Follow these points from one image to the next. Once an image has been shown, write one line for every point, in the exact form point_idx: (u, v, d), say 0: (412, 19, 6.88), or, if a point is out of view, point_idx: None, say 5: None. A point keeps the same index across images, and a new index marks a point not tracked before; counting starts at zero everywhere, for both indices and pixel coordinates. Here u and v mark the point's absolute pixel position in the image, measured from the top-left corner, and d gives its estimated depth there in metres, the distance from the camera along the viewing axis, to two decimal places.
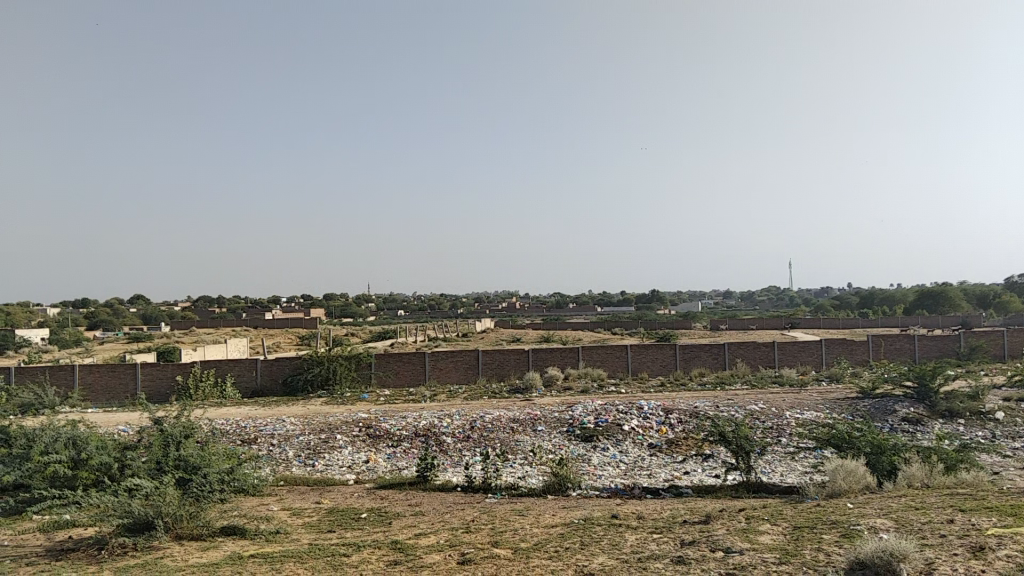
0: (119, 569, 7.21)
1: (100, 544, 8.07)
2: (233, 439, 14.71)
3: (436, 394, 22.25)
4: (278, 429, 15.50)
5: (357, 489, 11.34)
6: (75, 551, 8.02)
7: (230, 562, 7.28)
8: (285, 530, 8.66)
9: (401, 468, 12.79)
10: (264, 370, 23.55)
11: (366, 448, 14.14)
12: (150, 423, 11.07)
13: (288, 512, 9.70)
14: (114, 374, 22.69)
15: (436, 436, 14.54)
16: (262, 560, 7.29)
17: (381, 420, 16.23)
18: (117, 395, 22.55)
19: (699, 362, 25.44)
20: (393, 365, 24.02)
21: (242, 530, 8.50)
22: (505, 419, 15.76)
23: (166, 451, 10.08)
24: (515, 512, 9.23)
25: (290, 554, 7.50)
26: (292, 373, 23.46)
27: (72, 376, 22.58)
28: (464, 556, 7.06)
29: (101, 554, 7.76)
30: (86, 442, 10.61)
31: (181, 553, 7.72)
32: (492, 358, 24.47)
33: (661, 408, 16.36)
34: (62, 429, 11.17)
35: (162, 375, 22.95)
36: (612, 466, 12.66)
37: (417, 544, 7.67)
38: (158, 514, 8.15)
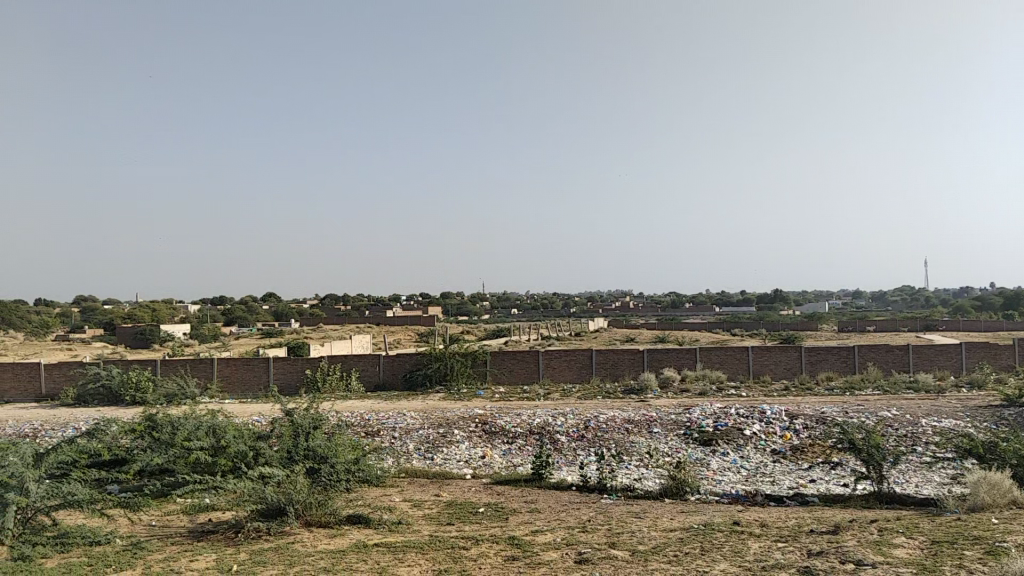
0: (255, 552, 7.61)
1: (236, 527, 8.56)
2: (357, 431, 15.26)
3: (551, 393, 22.31)
4: (398, 423, 15.97)
5: (474, 483, 11.53)
6: (215, 533, 8.54)
7: (356, 549, 7.56)
8: (407, 521, 8.89)
9: (516, 465, 12.89)
10: (385, 366, 24.34)
11: (482, 443, 14.34)
12: (282, 414, 11.67)
13: (410, 503, 9.98)
14: (249, 367, 23.94)
15: (551, 434, 14.59)
16: (385, 550, 7.52)
17: (497, 416, 16.42)
18: (251, 386, 23.84)
19: (825, 365, 24.35)
20: (507, 362, 24.25)
21: (367, 520, 8.80)
22: (620, 420, 15.61)
23: (296, 441, 10.63)
24: (633, 514, 9.12)
25: (411, 545, 7.70)
26: (411, 369, 24.12)
27: (211, 368, 23.98)
28: (581, 556, 7.04)
29: (238, 537, 8.20)
30: (224, 432, 11.32)
31: (311, 539, 8.07)
32: (607, 357, 24.23)
33: (785, 412, 15.78)
34: (203, 418, 11.92)
35: (292, 369, 24.04)
36: (732, 471, 12.31)
37: (535, 541, 7.71)
38: (289, 501, 8.56)
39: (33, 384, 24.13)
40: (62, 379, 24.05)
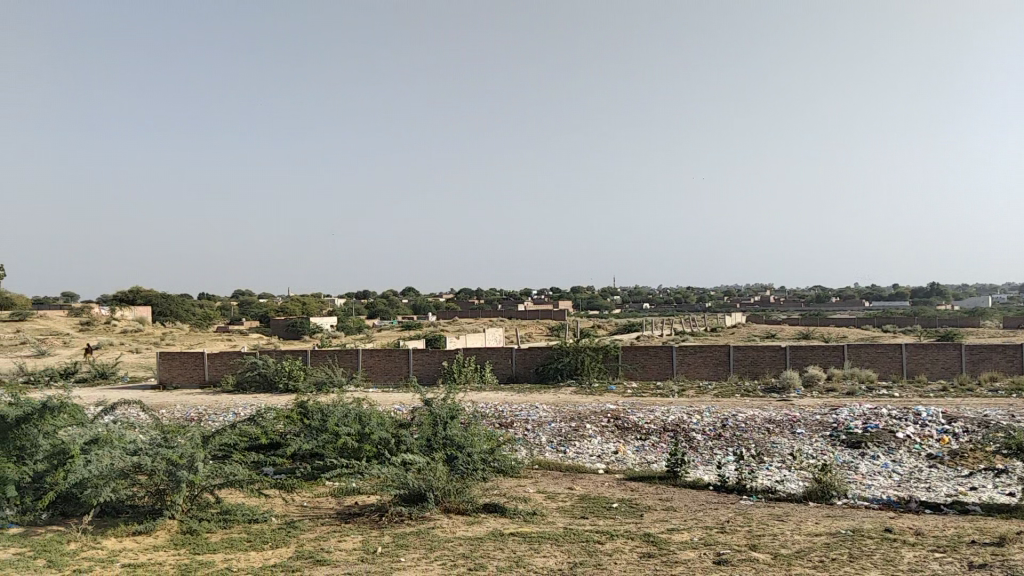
0: (398, 535, 7.94)
1: (381, 511, 8.95)
2: (491, 422, 15.54)
3: (686, 389, 21.88)
4: (532, 415, 16.14)
5: (608, 478, 11.50)
6: (361, 515, 8.96)
7: (494, 537, 7.72)
8: (542, 512, 8.99)
9: (650, 462, 12.73)
10: (518, 359, 24.67)
11: (616, 438, 14.26)
12: (422, 403, 12.07)
13: (544, 495, 10.08)
14: (390, 358, 24.88)
15: (686, 431, 14.32)
16: (521, 539, 7.64)
17: (630, 412, 16.29)
18: (392, 376, 24.76)
19: (988, 365, 22.56)
20: (641, 357, 23.98)
21: (503, 509, 8.95)
22: (760, 419, 15.10)
23: (434, 430, 11.02)
24: (774, 516, 8.81)
25: (546, 536, 7.79)
26: (544, 362, 24.32)
27: (356, 358, 25.11)
28: (720, 556, 6.88)
29: (383, 520, 8.58)
30: (369, 419, 11.85)
31: (450, 525, 8.31)
32: (746, 354, 23.37)
33: (942, 415, 14.75)
34: (350, 405, 12.53)
35: (430, 360, 24.78)
36: (882, 475, 11.64)
37: (671, 539, 7.60)
38: (429, 488, 8.86)
39: (198, 371, 26.10)
40: (223, 367, 25.89)
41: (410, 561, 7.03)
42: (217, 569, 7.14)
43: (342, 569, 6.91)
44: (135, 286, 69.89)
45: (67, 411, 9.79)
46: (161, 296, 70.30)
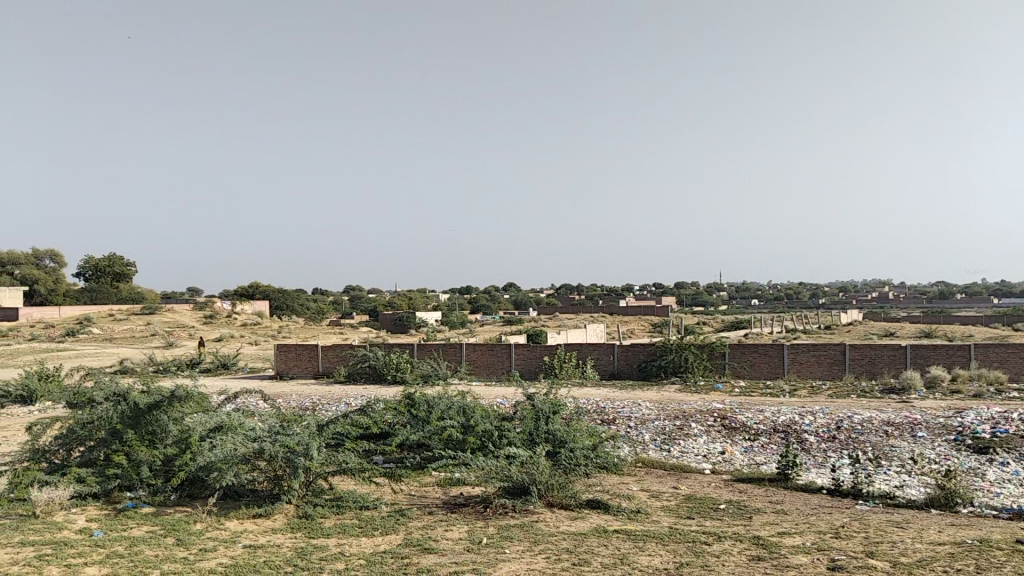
0: (502, 527, 8.04)
1: (485, 502, 9.08)
2: (593, 419, 15.47)
3: (797, 389, 21.13)
4: (635, 413, 15.96)
5: (715, 479, 11.25)
6: (466, 506, 9.12)
7: (598, 534, 7.70)
8: (646, 510, 8.89)
9: (759, 463, 12.36)
10: (621, 356, 24.47)
11: (722, 438, 13.93)
12: (525, 398, 12.15)
13: (648, 493, 9.96)
14: (493, 353, 25.12)
15: (797, 433, 13.84)
16: (626, 537, 7.58)
17: (737, 411, 15.88)
18: (495, 371, 25.03)
19: None
20: (748, 355, 23.34)
21: (606, 505, 8.90)
22: (878, 421, 14.43)
23: (537, 424, 11.09)
24: (893, 523, 8.40)
25: (651, 534, 7.70)
26: (647, 359, 24.04)
27: (460, 352, 25.51)
28: (834, 562, 6.62)
29: (487, 511, 8.71)
30: (473, 412, 12.01)
31: (553, 519, 8.34)
32: (863, 353, 22.36)
33: None
34: (454, 398, 12.76)
35: (532, 355, 24.87)
36: (1013, 484, 10.89)
37: (782, 543, 7.37)
38: (533, 481, 8.92)
39: (311, 363, 27.14)
40: (335, 359, 26.84)
41: (515, 553, 7.09)
42: (330, 553, 7.42)
43: (448, 558, 7.04)
44: (253, 281, 73.54)
45: (193, 399, 10.38)
46: (277, 291, 73.57)
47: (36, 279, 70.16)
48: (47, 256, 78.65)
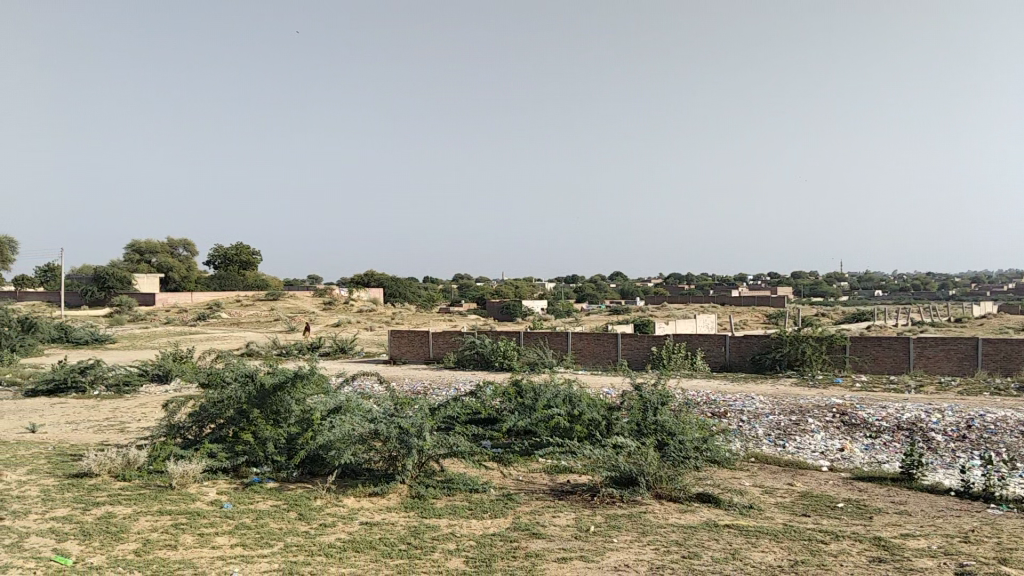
0: (611, 516, 8.03)
1: (592, 491, 9.10)
2: (704, 412, 15.15)
3: (923, 385, 20.04)
4: (748, 406, 15.56)
5: (832, 477, 10.84)
6: (574, 493, 9.16)
7: (708, 527, 7.58)
8: (759, 506, 8.66)
9: (880, 462, 11.82)
10: (733, 347, 23.88)
11: (841, 435, 13.40)
12: (632, 388, 12.06)
13: (761, 489, 9.70)
14: (600, 342, 24.96)
15: (923, 431, 13.13)
16: (737, 532, 7.43)
17: (858, 408, 15.19)
18: (602, 360, 24.89)
19: None
20: (871, 349, 22.29)
21: (716, 499, 8.72)
22: (1014, 421, 13.48)
23: (645, 415, 11.04)
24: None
25: (764, 531, 7.51)
26: (761, 351, 23.35)
27: (566, 341, 25.53)
28: (963, 568, 6.28)
29: (594, 500, 8.73)
30: (580, 401, 12.01)
31: (662, 511, 8.27)
32: (997, 348, 20.74)
33: None
34: (561, 386, 12.78)
35: (639, 345, 24.47)
36: None
37: (905, 545, 7.04)
38: (641, 472, 8.87)
39: (423, 348, 27.84)
40: (444, 346, 27.38)
41: (623, 543, 7.07)
42: (442, 533, 7.62)
43: (557, 544, 7.10)
44: (369, 270, 76.15)
45: (313, 381, 10.86)
46: (389, 279, 75.73)
47: (170, 266, 75.01)
48: (180, 245, 83.88)
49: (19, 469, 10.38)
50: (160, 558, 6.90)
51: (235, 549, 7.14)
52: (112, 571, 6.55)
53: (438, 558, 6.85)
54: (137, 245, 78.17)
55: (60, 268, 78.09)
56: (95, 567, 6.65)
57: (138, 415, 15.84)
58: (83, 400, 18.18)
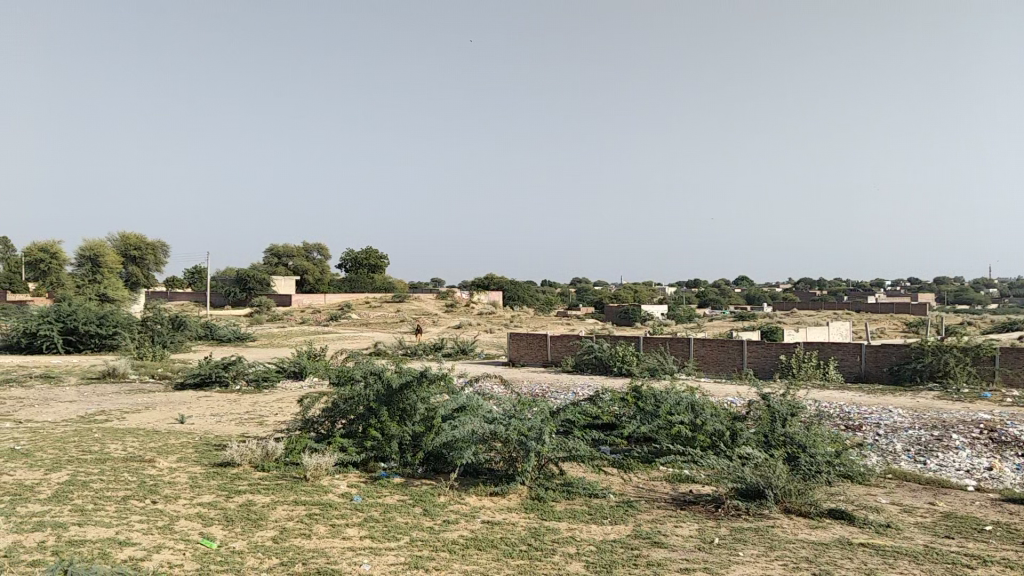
0: (736, 529, 7.82)
1: (717, 502, 8.90)
2: (837, 425, 14.47)
3: None
4: (885, 420, 14.75)
5: (979, 497, 10.11)
6: (697, 504, 8.97)
7: (841, 545, 7.24)
8: (897, 525, 8.19)
9: None
10: (870, 356, 22.67)
11: (989, 453, 12.48)
12: (759, 398, 11.70)
13: (899, 508, 9.18)
14: (725, 349, 24.28)
15: None
16: (872, 551, 7.06)
17: (1010, 424, 14.08)
18: (726, 368, 24.21)
19: None
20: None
21: (850, 516, 8.32)
22: None
23: (773, 426, 10.70)
24: None
25: (902, 551, 7.11)
26: (899, 362, 22.08)
27: (688, 347, 25.02)
28: None
29: (719, 512, 8.54)
30: (703, 409, 11.72)
31: (791, 526, 7.97)
32: None
33: None
34: (684, 394, 12.53)
35: (767, 353, 23.64)
36: None
37: None
38: (769, 484, 8.60)
39: (541, 351, 28.01)
40: (562, 349, 27.41)
41: (749, 557, 6.87)
42: (562, 536, 7.65)
43: (679, 554, 6.98)
44: (489, 274, 77.44)
45: (438, 381, 11.14)
46: (509, 283, 76.62)
47: (304, 269, 78.91)
48: (314, 249, 88.16)
49: (170, 457, 11.22)
50: (295, 545, 7.27)
51: (364, 541, 7.43)
52: (253, 556, 6.97)
53: (559, 561, 6.88)
54: (274, 249, 82.49)
55: (206, 270, 83.83)
56: (237, 551, 7.09)
57: (275, 410, 16.75)
58: (226, 394, 19.43)
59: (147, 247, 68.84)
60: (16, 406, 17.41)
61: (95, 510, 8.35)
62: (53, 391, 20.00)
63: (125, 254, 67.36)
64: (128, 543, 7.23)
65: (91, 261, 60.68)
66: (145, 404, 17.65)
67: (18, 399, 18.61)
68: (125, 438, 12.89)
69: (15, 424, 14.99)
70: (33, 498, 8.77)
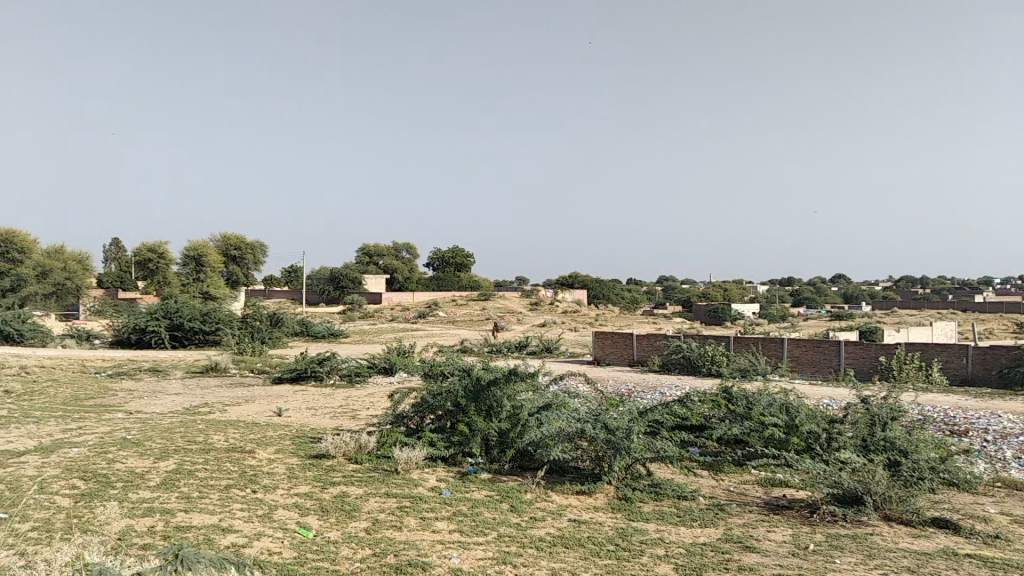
0: (832, 535, 7.58)
1: (812, 507, 8.66)
2: (941, 430, 13.79)
3: None
4: (994, 426, 13.96)
5: None
6: (790, 509, 8.74)
7: (944, 555, 6.93)
8: (1008, 537, 7.76)
9: None
10: (977, 358, 21.55)
11: None
12: (857, 401, 11.30)
13: (1010, 518, 8.69)
14: (819, 350, 23.51)
15: None
16: (980, 563, 6.73)
17: None
18: (821, 370, 23.44)
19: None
20: None
21: (956, 526, 7.94)
22: None
23: (872, 430, 10.33)
24: None
25: (1014, 564, 6.74)
26: (1010, 365, 20.85)
27: (781, 347, 24.36)
28: None
29: (814, 517, 8.31)
30: (798, 411, 11.40)
31: (891, 534, 7.68)
32: None
33: None
34: (777, 395, 12.22)
35: (865, 354, 22.78)
36: None
37: None
38: (867, 491, 8.31)
39: (628, 351, 27.78)
40: (649, 349, 27.10)
41: (847, 565, 6.66)
42: (651, 537, 7.59)
43: (772, 560, 6.83)
44: (575, 272, 77.26)
45: (525, 378, 11.23)
46: (594, 282, 76.24)
47: (393, 268, 80.63)
48: (403, 248, 89.98)
49: (269, 448, 11.69)
50: (387, 537, 7.46)
51: (453, 534, 7.56)
52: (347, 546, 7.19)
53: (647, 562, 6.84)
54: (365, 248, 84.53)
55: (301, 269, 86.73)
56: (331, 540, 7.34)
57: (367, 404, 17.19)
58: (320, 388, 20.07)
59: (246, 247, 71.71)
60: (129, 398, 18.46)
61: (200, 497, 8.78)
62: (161, 384, 21.12)
63: (226, 254, 70.42)
64: (231, 530, 7.57)
65: (195, 261, 63.73)
66: (245, 397, 18.41)
67: (131, 391, 19.74)
68: (227, 429, 13.50)
69: (127, 414, 15.90)
70: (144, 485, 9.30)
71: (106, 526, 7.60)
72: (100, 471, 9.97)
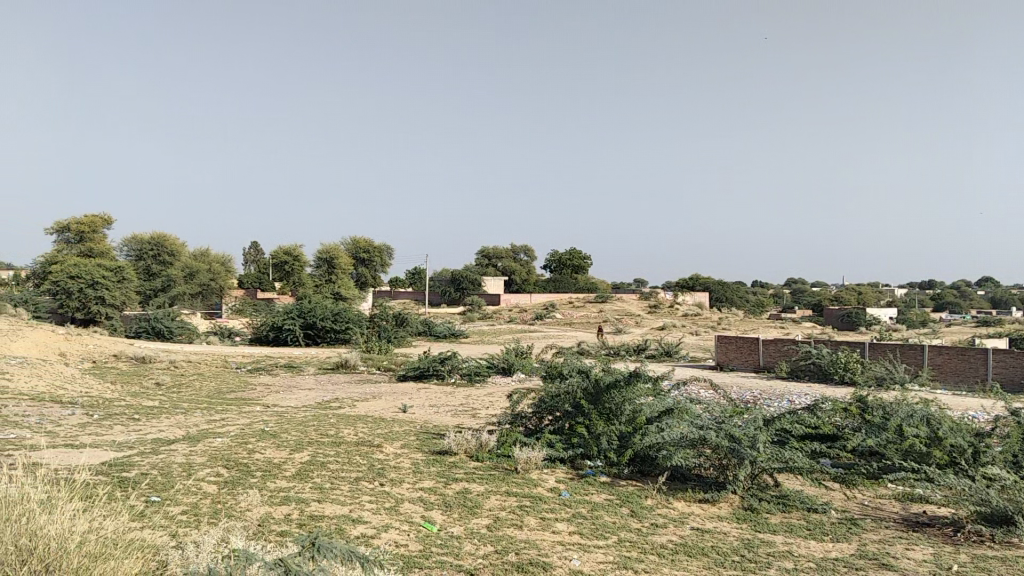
0: (979, 557, 7.10)
1: (955, 525, 8.14)
2: None
3: None
4: None
5: None
6: (931, 526, 8.25)
7: None
8: None
9: None
10: None
11: None
12: (1008, 414, 10.51)
13: None
14: (964, 358, 22.02)
15: None
16: None
17: None
18: (967, 380, 21.90)
19: None
20: None
21: None
22: None
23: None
24: None
25: None
26: None
27: (922, 355, 22.95)
28: None
29: (957, 536, 7.83)
30: (940, 422, 10.73)
31: None
32: None
33: None
34: (917, 405, 11.54)
35: (1019, 364, 20.99)
36: None
37: None
38: (1019, 510, 7.74)
39: (753, 356, 26.93)
40: (776, 354, 26.15)
41: None
42: (778, 550, 7.36)
43: None
44: (696, 274, 75.61)
45: (646, 383, 11.15)
46: (716, 284, 74.31)
47: (513, 270, 81.52)
48: (522, 251, 90.77)
49: (395, 443, 12.11)
50: (508, 535, 7.59)
51: (573, 536, 7.60)
52: (470, 542, 7.37)
53: None
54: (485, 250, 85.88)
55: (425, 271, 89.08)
56: (455, 535, 7.53)
57: (488, 403, 17.49)
58: (443, 386, 20.59)
59: (375, 249, 74.32)
60: (266, 392, 19.54)
61: (331, 488, 9.22)
62: (296, 379, 22.25)
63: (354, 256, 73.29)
64: (360, 521, 7.92)
65: (328, 264, 66.59)
66: (372, 393, 19.11)
67: (268, 385, 20.90)
68: (356, 424, 14.08)
69: (266, 407, 16.86)
70: (280, 474, 9.85)
71: (248, 513, 8.11)
72: (241, 460, 10.64)
